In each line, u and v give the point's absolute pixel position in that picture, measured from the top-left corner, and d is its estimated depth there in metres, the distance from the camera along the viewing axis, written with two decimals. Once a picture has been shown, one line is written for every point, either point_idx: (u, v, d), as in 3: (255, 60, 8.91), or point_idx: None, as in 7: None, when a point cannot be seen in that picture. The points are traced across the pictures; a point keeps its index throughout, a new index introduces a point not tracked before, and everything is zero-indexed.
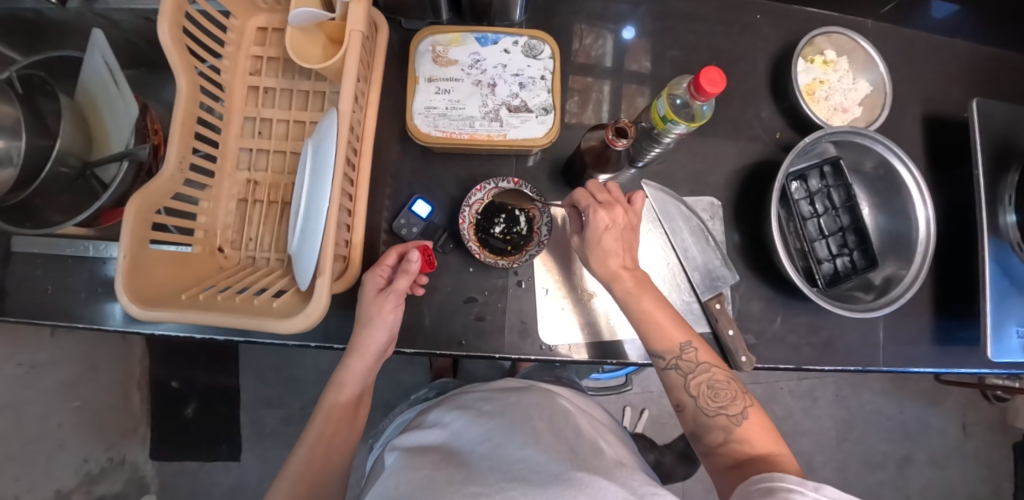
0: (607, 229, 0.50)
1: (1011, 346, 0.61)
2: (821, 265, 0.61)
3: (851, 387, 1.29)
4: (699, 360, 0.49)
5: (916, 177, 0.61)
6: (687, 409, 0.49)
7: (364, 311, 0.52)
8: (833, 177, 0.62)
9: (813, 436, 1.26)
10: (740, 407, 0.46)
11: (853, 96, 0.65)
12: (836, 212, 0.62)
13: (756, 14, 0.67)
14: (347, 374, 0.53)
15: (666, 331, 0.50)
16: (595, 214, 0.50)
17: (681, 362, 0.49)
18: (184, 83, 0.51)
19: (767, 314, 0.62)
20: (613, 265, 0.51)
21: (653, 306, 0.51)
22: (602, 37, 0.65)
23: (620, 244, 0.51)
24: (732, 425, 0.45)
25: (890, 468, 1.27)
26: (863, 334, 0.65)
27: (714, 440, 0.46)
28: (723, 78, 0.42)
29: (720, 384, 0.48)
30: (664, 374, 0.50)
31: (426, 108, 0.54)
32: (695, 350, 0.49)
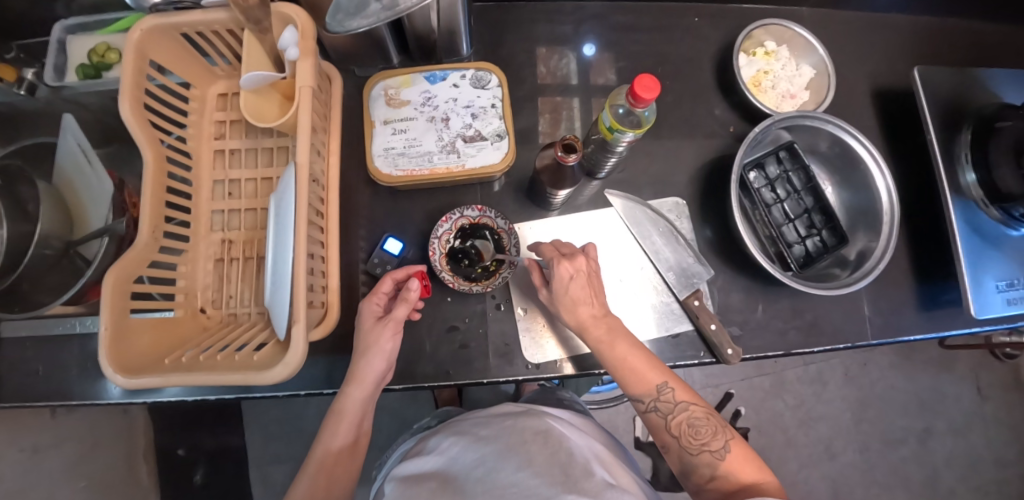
0: (574, 279, 0.51)
1: (993, 300, 0.62)
2: (791, 248, 0.62)
3: (860, 365, 1.27)
4: (677, 400, 0.50)
5: (871, 151, 0.62)
6: (671, 448, 0.50)
7: (363, 339, 0.52)
8: (790, 161, 0.64)
9: (829, 421, 1.25)
10: (720, 442, 0.48)
11: (799, 81, 0.67)
12: (799, 195, 0.63)
13: (695, 17, 0.70)
14: (347, 404, 0.52)
15: (643, 375, 0.50)
16: (559, 265, 0.51)
17: (659, 404, 0.50)
18: (149, 156, 0.53)
19: (747, 304, 0.63)
20: (586, 312, 0.51)
21: (633, 351, 0.50)
22: (568, 57, 0.68)
23: (586, 292, 0.51)
24: (717, 460, 0.47)
25: (912, 443, 1.25)
26: (847, 311, 0.65)
27: (700, 478, 0.48)
28: (658, 84, 0.44)
29: (700, 421, 0.49)
30: (646, 416, 0.51)
31: (385, 149, 0.56)
32: (673, 390, 0.50)
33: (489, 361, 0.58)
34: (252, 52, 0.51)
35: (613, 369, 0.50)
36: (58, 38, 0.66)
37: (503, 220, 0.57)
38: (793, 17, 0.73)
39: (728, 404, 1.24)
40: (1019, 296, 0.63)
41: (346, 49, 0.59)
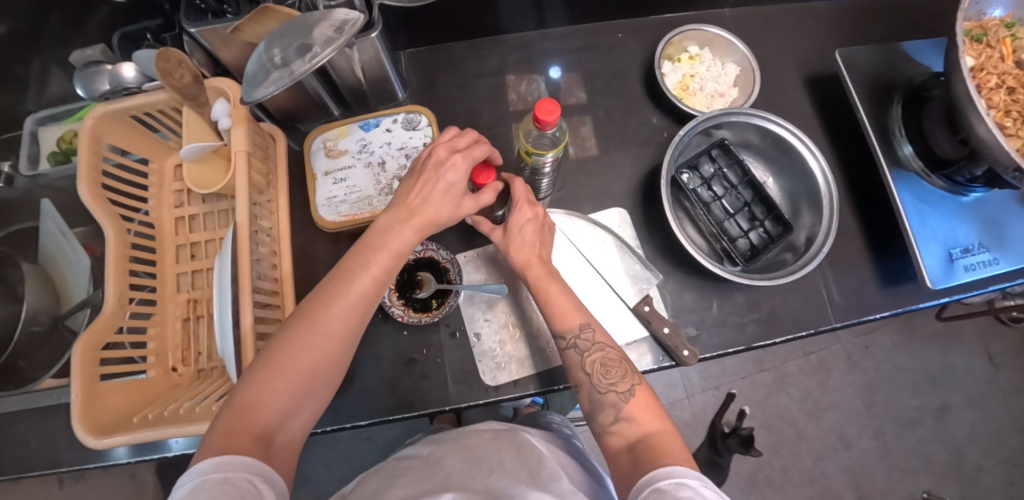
0: (527, 224, 0.56)
1: (946, 269, 0.61)
2: (735, 243, 0.62)
3: (863, 348, 1.24)
4: (596, 340, 0.52)
5: (801, 138, 0.63)
6: (584, 388, 0.51)
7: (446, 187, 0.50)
8: (722, 158, 0.65)
9: (839, 410, 1.20)
10: (627, 385, 0.49)
11: (725, 80, 0.70)
12: (736, 190, 0.64)
13: (619, 33, 0.73)
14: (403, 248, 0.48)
15: (567, 311, 0.53)
16: (520, 207, 0.55)
17: (579, 341, 0.52)
18: (110, 231, 0.57)
19: (701, 302, 0.64)
20: (522, 249, 0.55)
21: (559, 293, 0.54)
22: (536, 82, 0.72)
23: (535, 237, 0.56)
24: (621, 402, 0.47)
25: (930, 422, 1.20)
26: (805, 297, 0.65)
27: (604, 420, 0.47)
28: (559, 105, 0.46)
29: (612, 362, 0.50)
30: (564, 354, 0.53)
31: (328, 198, 0.60)
32: (593, 330, 0.52)
33: (449, 390, 0.59)
34: (192, 127, 0.55)
35: (542, 294, 0.54)
36: (30, 129, 0.72)
37: (446, 251, 0.62)
38: (715, 20, 0.76)
39: (732, 404, 1.20)
40: (977, 261, 0.62)
41: (287, 110, 0.64)
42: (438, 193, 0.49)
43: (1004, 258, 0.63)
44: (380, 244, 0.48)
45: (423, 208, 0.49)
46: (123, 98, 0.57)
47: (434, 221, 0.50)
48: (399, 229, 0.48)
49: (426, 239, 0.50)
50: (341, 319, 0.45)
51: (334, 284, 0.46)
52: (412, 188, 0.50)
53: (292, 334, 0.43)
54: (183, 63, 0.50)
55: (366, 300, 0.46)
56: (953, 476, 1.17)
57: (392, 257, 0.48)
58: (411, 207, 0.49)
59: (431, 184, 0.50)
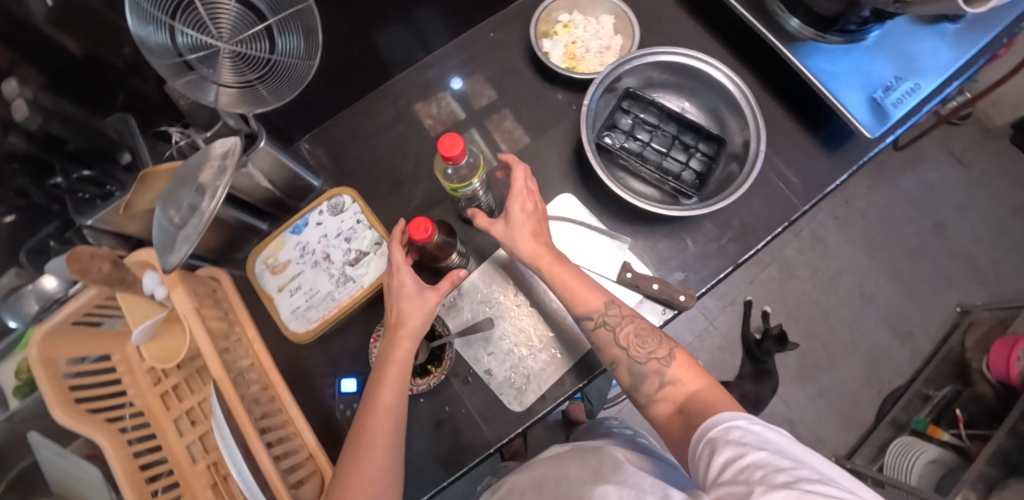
0: (526, 216, 0.55)
1: (878, 114, 0.63)
2: (681, 177, 0.63)
3: (844, 204, 1.19)
4: (622, 313, 0.52)
5: (695, 55, 0.64)
6: (621, 362, 0.50)
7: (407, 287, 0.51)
8: (634, 104, 0.65)
9: (851, 271, 1.17)
10: (665, 350, 0.49)
11: (605, 32, 0.69)
12: (660, 129, 0.64)
13: (490, 32, 0.73)
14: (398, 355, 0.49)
15: (585, 295, 0.53)
16: (513, 204, 0.55)
17: (606, 318, 0.52)
18: (103, 438, 0.55)
19: (676, 245, 0.64)
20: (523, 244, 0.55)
21: (567, 270, 0.54)
22: (443, 107, 0.71)
23: (532, 228, 0.55)
24: (663, 367, 0.48)
25: (935, 242, 1.16)
26: (766, 195, 0.66)
27: (650, 389, 0.48)
28: (458, 137, 0.46)
29: (645, 331, 0.51)
30: (595, 335, 0.52)
31: (293, 312, 0.60)
32: (617, 305, 0.53)
33: (486, 432, 0.59)
34: (132, 307, 0.54)
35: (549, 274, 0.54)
36: None
37: None
38: None
39: (753, 309, 1.15)
40: (902, 93, 0.63)
41: (217, 248, 0.63)
42: (425, 306, 0.51)
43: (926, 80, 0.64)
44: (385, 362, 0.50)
45: (406, 314, 0.51)
46: (57, 311, 0.56)
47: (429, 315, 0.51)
48: (398, 341, 0.50)
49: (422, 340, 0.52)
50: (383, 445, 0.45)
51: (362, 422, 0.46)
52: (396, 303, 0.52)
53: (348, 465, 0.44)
54: (95, 255, 0.48)
55: (398, 409, 0.48)
56: (985, 283, 1.13)
57: (400, 366, 0.49)
58: (403, 320, 0.51)
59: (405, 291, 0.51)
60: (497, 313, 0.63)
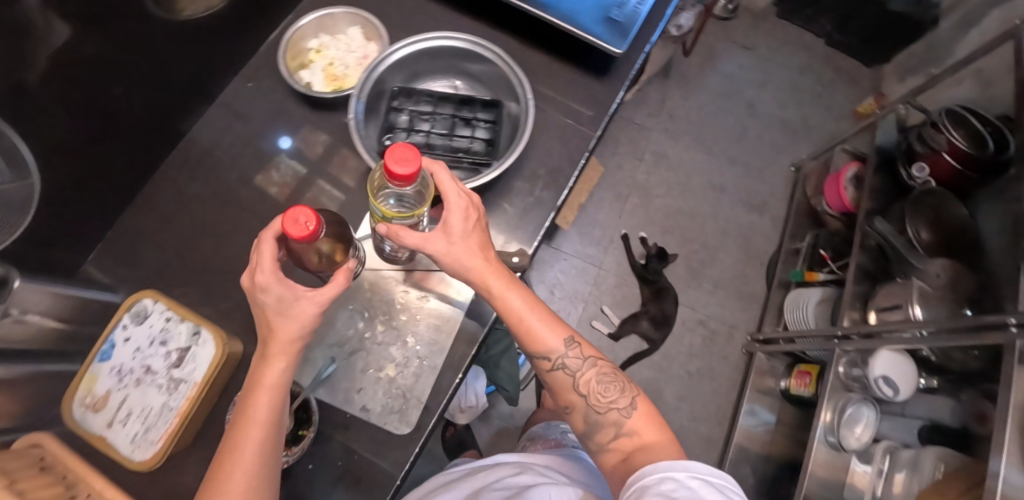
0: (470, 225, 0.48)
1: (619, 30, 0.67)
2: (473, 150, 0.63)
3: (669, 117, 1.23)
4: (583, 355, 0.52)
5: (440, 35, 0.64)
6: (577, 406, 0.52)
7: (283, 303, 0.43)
8: (404, 99, 0.64)
9: (697, 171, 1.20)
10: (627, 398, 0.51)
11: (356, 44, 0.69)
12: (437, 112, 0.64)
13: (247, 83, 0.71)
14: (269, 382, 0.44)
15: (546, 333, 0.51)
16: (456, 205, 0.47)
17: (566, 361, 0.52)
18: None
19: (497, 213, 0.66)
20: (473, 274, 0.49)
21: (520, 298, 0.50)
22: (229, 171, 0.68)
23: (474, 245, 0.49)
24: (622, 418, 0.50)
25: (750, 120, 1.24)
26: (561, 134, 0.69)
27: (605, 438, 0.50)
28: (417, 154, 0.38)
29: (607, 377, 0.52)
30: (552, 374, 0.53)
31: (133, 441, 0.54)
32: (578, 345, 0.52)
33: (386, 466, 0.57)
34: None
35: (511, 311, 0.51)
36: None
37: None
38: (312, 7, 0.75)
39: (631, 241, 1.16)
40: (632, 6, 0.68)
41: None
42: (301, 314, 0.43)
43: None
44: (255, 386, 0.43)
45: (277, 327, 0.43)
46: None
47: (308, 323, 0.44)
48: (272, 362, 0.44)
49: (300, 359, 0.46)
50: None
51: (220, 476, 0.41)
52: (268, 312, 0.44)
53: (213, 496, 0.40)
54: None
55: (270, 437, 0.43)
56: (801, 137, 1.23)
57: (272, 391, 0.44)
58: (274, 335, 0.43)
59: (273, 306, 0.43)
60: (354, 349, 0.60)
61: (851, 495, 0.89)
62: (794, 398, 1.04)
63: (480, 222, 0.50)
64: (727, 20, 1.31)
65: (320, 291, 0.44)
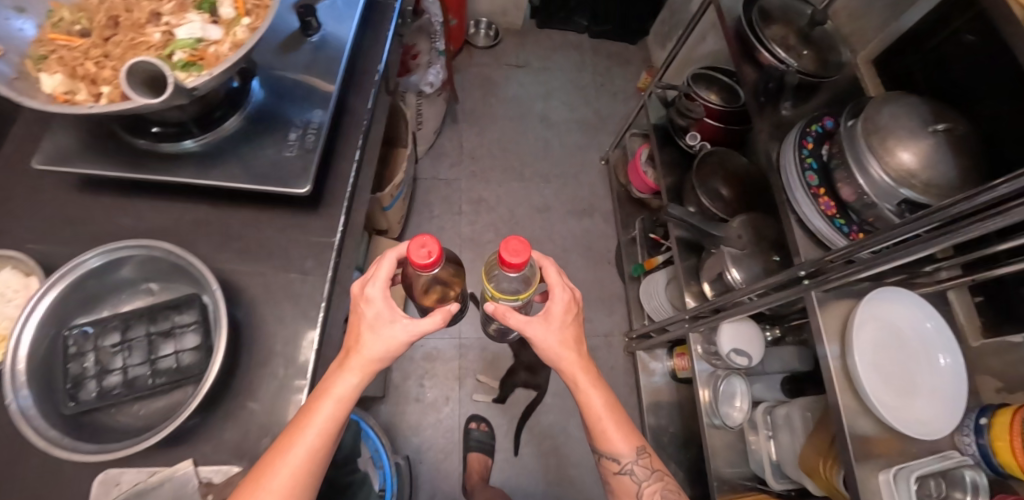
0: (566, 313, 0.67)
1: (294, 167, 0.60)
2: (184, 362, 0.55)
3: (472, 161, 1.20)
4: (648, 460, 0.72)
5: (82, 261, 0.54)
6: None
7: (374, 317, 0.56)
8: (81, 346, 0.54)
9: (519, 202, 1.19)
10: None
11: (13, 290, 0.57)
12: (126, 341, 0.55)
13: None
14: (335, 389, 0.53)
15: (626, 432, 0.71)
16: (561, 295, 0.66)
17: (629, 465, 0.72)
18: None
19: (257, 409, 0.56)
20: (561, 364, 0.68)
21: (590, 384, 0.69)
22: None
23: (570, 340, 0.68)
24: None
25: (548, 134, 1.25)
26: (304, 287, 0.62)
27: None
28: (525, 245, 0.54)
29: (665, 488, 0.72)
30: (616, 476, 0.73)
31: None
32: (644, 454, 0.72)
33: None
34: None
35: (585, 401, 0.69)
36: None
37: None
38: None
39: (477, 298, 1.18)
40: (307, 134, 0.62)
41: None
42: (386, 332, 0.55)
43: (312, 105, 0.64)
44: (323, 392, 0.53)
45: (363, 342, 0.55)
46: None
47: (384, 357, 0.56)
48: (341, 371, 0.54)
49: (367, 383, 0.55)
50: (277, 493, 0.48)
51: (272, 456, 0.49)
52: (364, 320, 0.56)
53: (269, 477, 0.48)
54: None
55: (319, 447, 0.51)
56: (595, 137, 1.27)
57: (336, 400, 0.53)
58: (359, 341, 0.55)
59: (376, 312, 0.56)
60: None
61: (754, 461, 0.90)
62: (683, 378, 1.07)
63: (573, 322, 0.69)
64: (495, 47, 1.32)
65: (412, 318, 0.57)
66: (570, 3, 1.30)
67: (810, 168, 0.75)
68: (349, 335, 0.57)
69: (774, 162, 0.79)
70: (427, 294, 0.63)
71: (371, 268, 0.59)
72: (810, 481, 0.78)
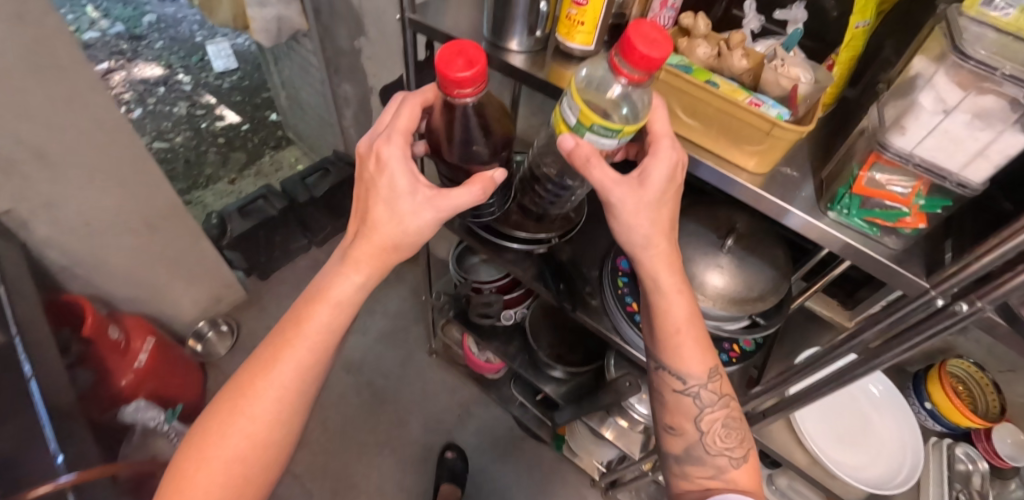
0: (672, 162, 0.42)
1: None
2: None
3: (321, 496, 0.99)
4: (721, 391, 0.54)
5: None
6: (687, 435, 0.55)
7: (380, 175, 0.42)
8: None
9: None
10: (740, 450, 0.54)
11: None
12: None
13: None
14: (346, 286, 0.45)
15: (699, 354, 0.52)
16: (671, 149, 0.42)
17: (699, 391, 0.54)
18: None
19: None
20: (644, 248, 0.47)
21: (675, 277, 0.50)
22: None
23: (664, 209, 0.45)
24: (731, 461, 0.53)
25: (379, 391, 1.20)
26: None
27: (695, 472, 0.54)
28: (663, 33, 0.34)
29: (731, 423, 0.54)
30: (674, 396, 0.55)
31: None
32: (716, 376, 0.54)
33: None
34: None
35: (665, 311, 0.51)
36: None
37: None
38: None
39: None
40: None
41: None
42: (394, 198, 0.42)
43: None
44: (320, 296, 0.45)
45: (372, 215, 0.42)
46: None
47: (401, 244, 0.44)
48: (344, 271, 0.44)
49: (371, 282, 0.45)
50: (242, 447, 0.43)
51: (248, 374, 0.45)
52: (376, 189, 0.42)
53: (270, 381, 0.44)
54: None
55: (303, 382, 0.45)
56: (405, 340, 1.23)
57: (336, 306, 0.45)
58: (370, 214, 0.43)
59: (394, 183, 0.42)
60: None
61: None
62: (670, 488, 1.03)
63: (669, 197, 0.44)
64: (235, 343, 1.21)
65: (434, 197, 0.42)
66: (279, 239, 1.24)
67: None
68: (362, 203, 0.44)
69: (617, 341, 0.67)
70: (460, 158, 0.51)
71: (385, 119, 0.46)
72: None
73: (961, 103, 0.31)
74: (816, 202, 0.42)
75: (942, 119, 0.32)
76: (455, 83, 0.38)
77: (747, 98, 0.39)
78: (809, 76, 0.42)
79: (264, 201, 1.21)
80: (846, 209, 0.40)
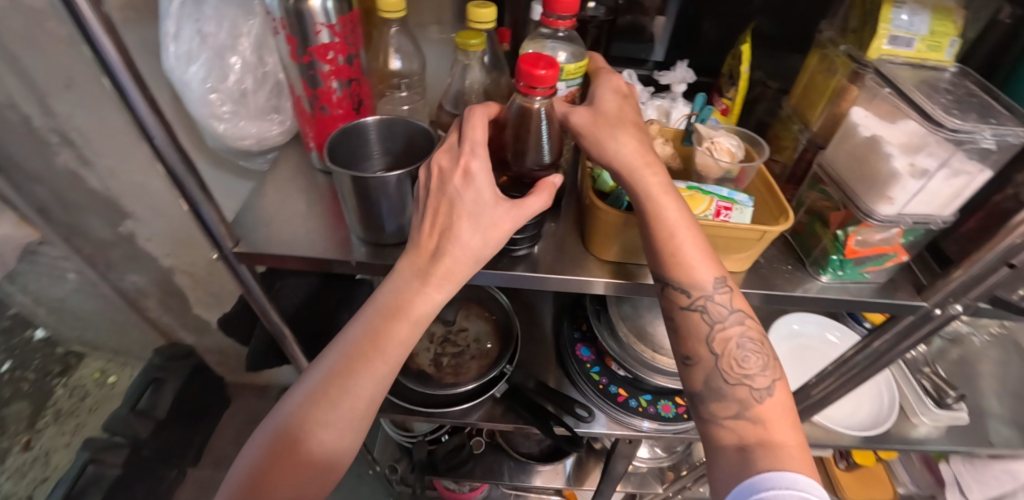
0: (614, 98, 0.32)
1: None
2: None
3: None
4: (733, 304, 0.31)
5: None
6: (699, 362, 0.31)
7: (461, 193, 0.28)
8: None
9: None
10: (772, 379, 0.31)
11: None
12: None
13: None
14: (405, 293, 0.30)
15: (699, 257, 0.30)
16: (608, 82, 0.33)
17: (710, 303, 0.31)
18: None
19: None
20: (631, 160, 0.30)
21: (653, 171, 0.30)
22: None
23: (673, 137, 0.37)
24: (756, 394, 0.30)
25: None
26: None
27: (718, 411, 0.31)
28: None
29: (752, 340, 0.31)
30: (680, 314, 0.31)
31: None
32: (728, 284, 0.31)
33: None
34: None
35: (653, 213, 0.30)
36: None
37: None
38: None
39: None
40: None
41: None
42: (481, 203, 0.29)
43: None
44: (396, 314, 0.30)
45: (458, 226, 0.29)
46: None
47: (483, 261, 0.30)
48: (424, 287, 0.29)
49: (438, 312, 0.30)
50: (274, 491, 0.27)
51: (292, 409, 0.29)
52: (458, 206, 0.29)
53: (339, 407, 0.29)
54: None
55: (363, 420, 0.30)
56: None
57: (413, 327, 0.30)
58: (450, 225, 0.29)
59: (478, 200, 0.29)
60: None
61: None
62: None
63: (640, 121, 0.32)
64: None
65: (506, 208, 0.29)
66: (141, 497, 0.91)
67: (653, 401, 0.52)
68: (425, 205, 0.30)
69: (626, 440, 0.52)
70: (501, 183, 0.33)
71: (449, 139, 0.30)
72: (899, 483, 0.83)
73: (942, 164, 0.30)
74: (800, 270, 0.39)
75: (926, 180, 0.30)
76: (537, 78, 0.25)
77: (711, 205, 0.34)
78: (736, 144, 0.36)
79: (97, 466, 0.85)
80: (839, 270, 0.36)
